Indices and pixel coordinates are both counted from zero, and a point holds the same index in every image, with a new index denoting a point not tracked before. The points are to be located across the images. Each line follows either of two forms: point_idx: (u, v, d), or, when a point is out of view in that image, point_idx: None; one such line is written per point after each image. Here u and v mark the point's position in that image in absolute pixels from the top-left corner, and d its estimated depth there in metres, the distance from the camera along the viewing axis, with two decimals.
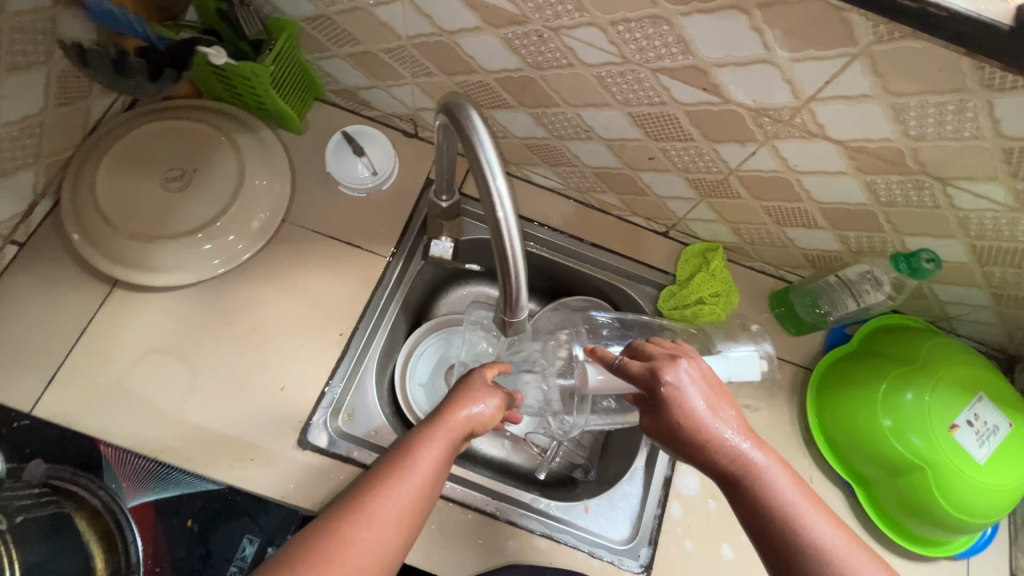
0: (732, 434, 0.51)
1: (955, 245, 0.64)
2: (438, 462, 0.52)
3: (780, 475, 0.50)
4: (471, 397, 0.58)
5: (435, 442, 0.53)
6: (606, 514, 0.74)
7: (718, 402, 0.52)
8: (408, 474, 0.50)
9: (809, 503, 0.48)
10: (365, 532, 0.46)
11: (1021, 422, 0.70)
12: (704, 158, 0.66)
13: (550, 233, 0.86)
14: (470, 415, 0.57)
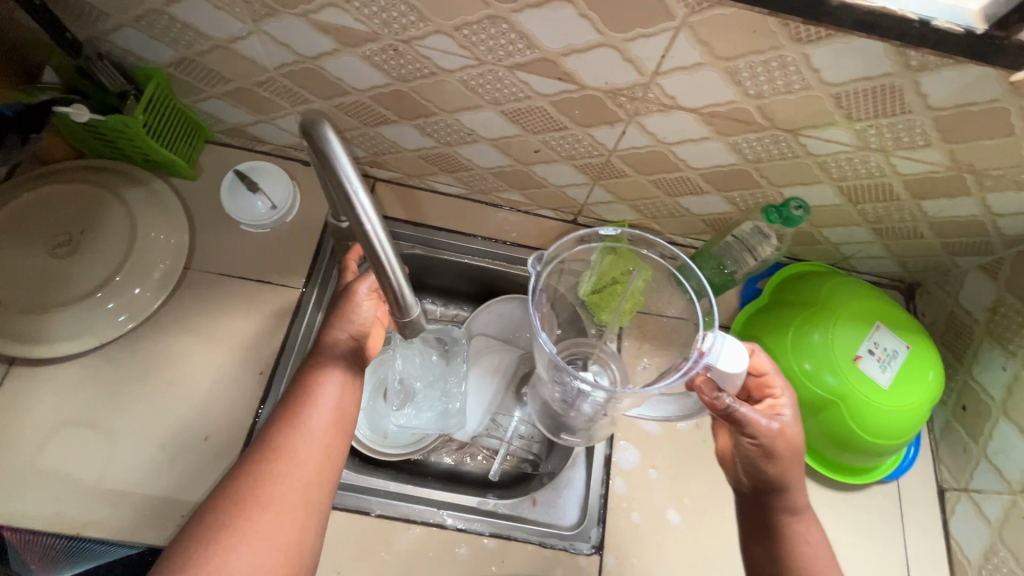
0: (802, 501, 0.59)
1: (824, 189, 0.68)
2: (339, 386, 0.60)
3: (823, 547, 0.59)
4: (350, 313, 0.63)
5: (328, 370, 0.60)
6: (554, 503, 0.75)
7: (800, 470, 0.58)
8: (312, 411, 0.58)
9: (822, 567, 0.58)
10: (289, 471, 0.54)
11: (917, 343, 0.74)
12: (582, 143, 0.68)
13: (464, 239, 0.87)
14: (352, 331, 0.63)
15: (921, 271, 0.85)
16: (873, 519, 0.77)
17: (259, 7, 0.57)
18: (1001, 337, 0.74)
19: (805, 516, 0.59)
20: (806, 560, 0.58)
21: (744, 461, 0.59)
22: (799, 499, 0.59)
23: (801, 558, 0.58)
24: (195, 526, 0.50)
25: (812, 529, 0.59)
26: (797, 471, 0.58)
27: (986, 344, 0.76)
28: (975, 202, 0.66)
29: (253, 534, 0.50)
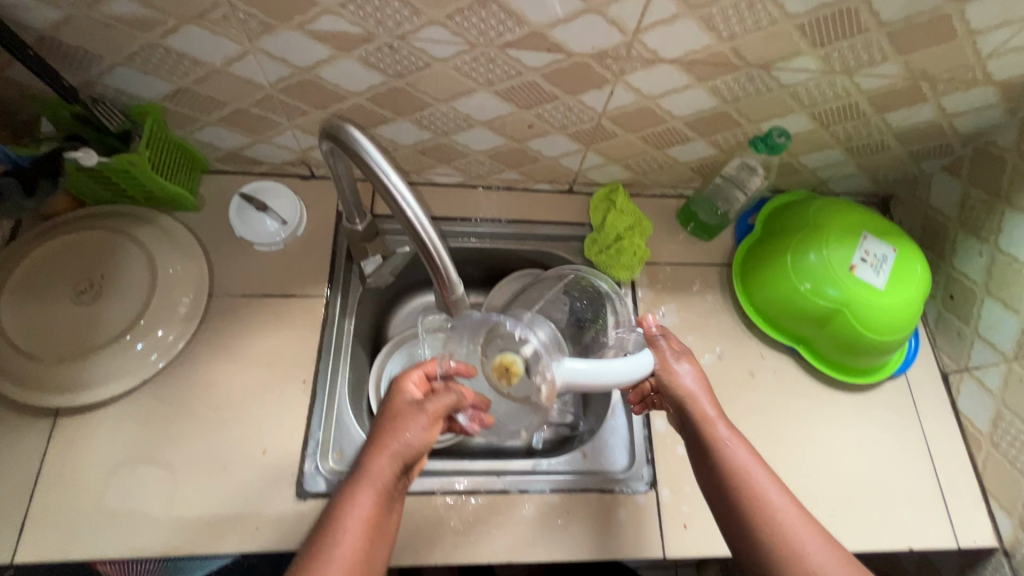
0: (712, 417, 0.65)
1: (798, 117, 0.74)
2: (373, 508, 0.56)
3: (752, 456, 0.61)
4: (393, 434, 0.59)
5: (357, 501, 0.56)
6: (602, 453, 0.80)
7: (710, 395, 0.66)
8: (336, 545, 0.53)
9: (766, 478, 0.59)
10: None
11: (903, 245, 0.81)
12: (573, 111, 0.72)
13: (470, 224, 0.90)
14: (393, 457, 0.58)
15: (891, 182, 0.92)
16: (890, 413, 0.83)
17: (255, 25, 0.60)
18: (973, 227, 0.82)
19: (733, 439, 0.62)
20: (739, 471, 0.60)
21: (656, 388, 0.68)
22: (707, 410, 0.65)
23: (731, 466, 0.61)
24: None
25: (738, 443, 0.62)
26: (706, 404, 0.66)
27: (962, 237, 0.83)
28: (932, 107, 0.73)
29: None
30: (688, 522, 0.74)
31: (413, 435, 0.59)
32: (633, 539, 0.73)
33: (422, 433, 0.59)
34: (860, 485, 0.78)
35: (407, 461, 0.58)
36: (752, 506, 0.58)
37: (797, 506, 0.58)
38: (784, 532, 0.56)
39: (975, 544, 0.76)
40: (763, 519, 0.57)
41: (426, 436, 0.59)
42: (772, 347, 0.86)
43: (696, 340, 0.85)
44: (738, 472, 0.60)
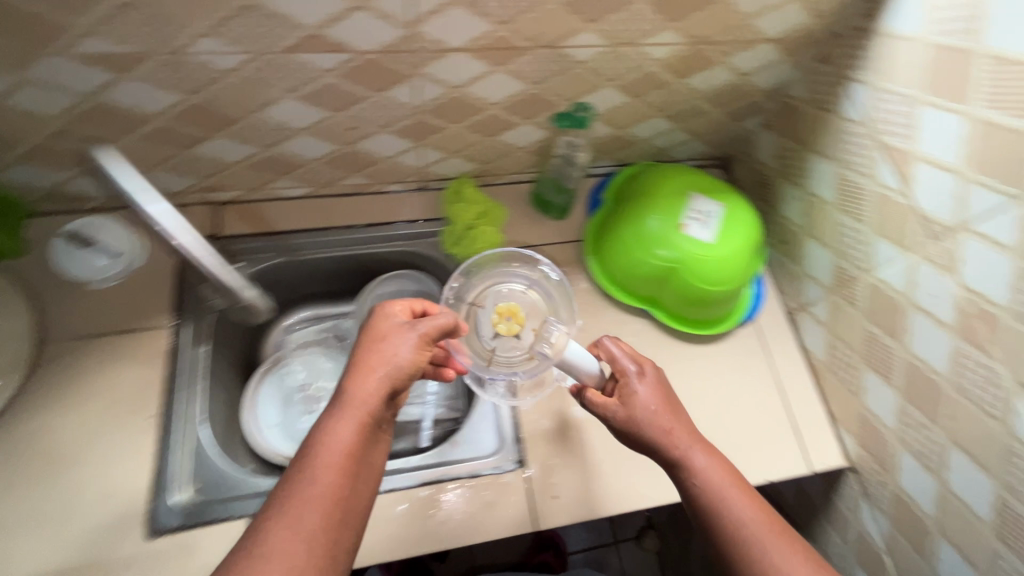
0: (683, 439, 0.62)
1: (608, 90, 0.78)
2: (350, 439, 0.54)
3: (722, 473, 0.61)
4: (378, 352, 0.59)
5: (344, 422, 0.55)
6: (472, 439, 0.80)
7: (680, 424, 0.63)
8: (320, 462, 0.53)
9: (747, 506, 0.58)
10: (289, 531, 0.48)
11: (731, 199, 0.86)
12: (388, 108, 0.73)
13: (324, 234, 0.90)
14: (385, 370, 0.57)
15: (723, 143, 0.99)
16: (744, 357, 0.88)
17: (15, 53, 0.58)
18: (791, 174, 0.88)
19: (708, 468, 0.61)
20: (710, 494, 0.60)
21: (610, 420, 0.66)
22: (675, 428, 0.63)
23: (701, 490, 0.60)
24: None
25: (712, 466, 0.61)
26: (675, 424, 0.63)
27: (784, 186, 0.90)
28: (725, 68, 0.79)
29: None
30: (558, 492, 0.76)
31: (401, 353, 0.59)
32: (505, 518, 0.74)
33: (416, 342, 0.60)
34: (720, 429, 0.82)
35: (397, 382, 0.58)
36: (730, 536, 0.58)
37: (765, 519, 0.58)
38: (750, 553, 0.56)
39: (828, 466, 0.82)
40: (736, 541, 0.57)
41: (415, 351, 0.59)
42: (631, 312, 0.90)
43: None
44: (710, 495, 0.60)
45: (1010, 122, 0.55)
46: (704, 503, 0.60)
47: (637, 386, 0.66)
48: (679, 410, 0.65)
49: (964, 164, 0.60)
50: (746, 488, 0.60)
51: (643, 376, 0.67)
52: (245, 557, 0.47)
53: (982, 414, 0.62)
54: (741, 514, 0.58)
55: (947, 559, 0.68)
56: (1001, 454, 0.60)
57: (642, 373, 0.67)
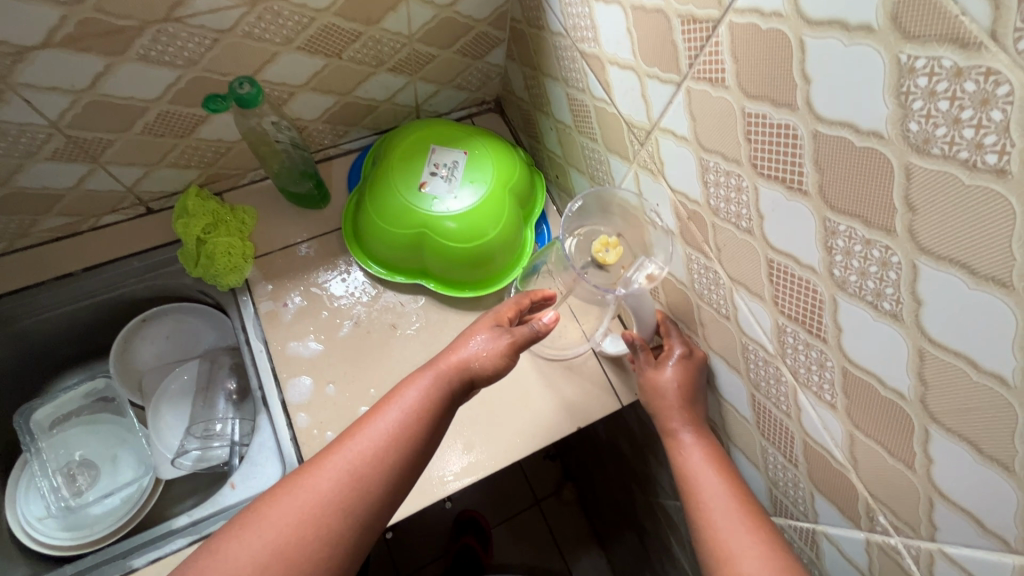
0: (684, 426, 0.61)
1: (291, 56, 0.68)
2: (421, 403, 0.56)
3: (707, 465, 0.59)
4: (467, 335, 0.62)
5: (416, 381, 0.57)
6: (253, 475, 0.72)
7: (668, 404, 0.62)
8: (365, 430, 0.54)
9: (713, 480, 0.57)
10: (317, 479, 0.52)
11: (473, 142, 0.80)
12: (13, 133, 0.61)
13: (38, 292, 0.77)
14: (466, 352, 0.59)
15: (483, 84, 0.91)
16: None
17: None
18: (540, 103, 0.82)
19: (693, 447, 0.60)
20: (688, 473, 0.59)
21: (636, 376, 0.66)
22: (672, 420, 0.62)
23: (682, 469, 0.59)
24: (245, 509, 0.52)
25: (699, 449, 0.60)
26: (672, 405, 0.62)
27: (540, 117, 0.83)
28: (419, 3, 0.70)
29: (264, 524, 0.49)
30: None
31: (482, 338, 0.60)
32: None
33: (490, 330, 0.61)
34: (521, 389, 0.78)
35: (472, 375, 0.59)
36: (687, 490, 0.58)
37: (739, 505, 0.55)
38: (706, 513, 0.55)
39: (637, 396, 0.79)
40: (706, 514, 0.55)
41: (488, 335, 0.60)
42: (412, 291, 0.83)
43: (330, 315, 0.80)
44: (733, 507, 0.55)
45: (652, 2, 0.49)
46: (687, 482, 0.58)
47: (669, 362, 0.63)
48: (693, 399, 0.63)
49: (636, 58, 0.54)
50: (728, 474, 0.58)
51: (687, 358, 0.63)
52: (281, 486, 0.52)
53: (719, 317, 0.59)
54: (705, 486, 0.57)
55: (739, 463, 0.66)
56: (741, 353, 0.57)
57: (682, 354, 0.63)
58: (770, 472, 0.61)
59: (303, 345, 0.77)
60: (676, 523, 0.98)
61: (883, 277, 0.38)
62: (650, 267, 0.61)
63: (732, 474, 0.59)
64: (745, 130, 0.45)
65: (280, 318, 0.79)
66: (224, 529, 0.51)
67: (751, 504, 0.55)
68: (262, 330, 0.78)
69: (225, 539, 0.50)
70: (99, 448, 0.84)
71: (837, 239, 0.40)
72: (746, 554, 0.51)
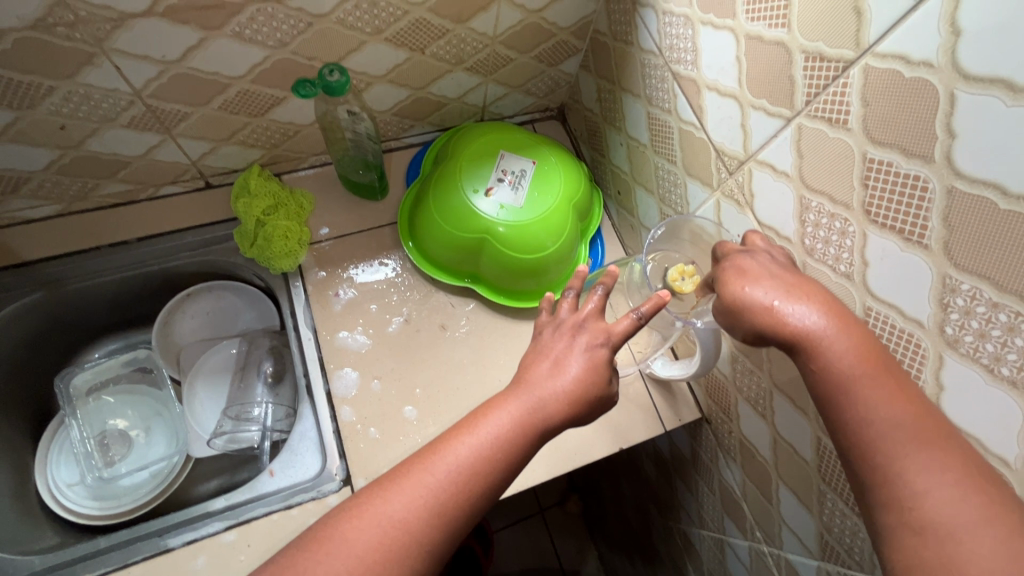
0: (804, 315, 0.44)
1: (377, 47, 0.67)
2: (510, 434, 0.50)
3: (859, 363, 0.42)
4: (564, 356, 0.54)
5: (508, 406, 0.52)
6: (291, 464, 0.71)
7: (777, 287, 0.46)
8: (450, 455, 0.49)
9: (867, 381, 0.41)
10: (393, 509, 0.47)
11: (540, 153, 0.78)
12: (95, 97, 0.60)
13: (91, 257, 0.76)
14: (561, 379, 0.53)
15: (551, 92, 0.90)
16: None
17: None
18: (611, 117, 0.81)
19: (836, 338, 0.43)
20: (836, 384, 0.42)
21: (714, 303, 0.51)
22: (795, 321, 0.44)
23: (823, 374, 0.43)
24: (316, 525, 0.49)
25: (844, 342, 0.43)
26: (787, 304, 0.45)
27: (610, 132, 0.82)
28: (509, 6, 0.69)
29: (341, 548, 0.46)
30: None
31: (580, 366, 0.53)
32: None
33: (593, 352, 0.54)
34: None
35: (570, 404, 0.52)
36: (845, 408, 0.42)
37: (915, 421, 0.40)
38: (868, 438, 0.41)
39: (682, 422, 0.79)
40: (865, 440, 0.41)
41: (585, 366, 0.53)
42: (462, 293, 0.82)
43: (379, 309, 0.78)
44: (905, 432, 0.39)
45: (772, 34, 0.49)
46: (836, 392, 0.42)
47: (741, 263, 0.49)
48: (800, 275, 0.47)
49: (742, 87, 0.53)
50: (885, 368, 0.42)
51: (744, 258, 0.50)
52: (355, 507, 0.48)
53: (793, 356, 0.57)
54: (865, 397, 0.41)
55: (787, 503, 0.65)
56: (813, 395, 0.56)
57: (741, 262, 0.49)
58: (823, 516, 0.60)
59: (351, 337, 0.76)
60: (696, 551, 0.97)
61: (1006, 342, 0.37)
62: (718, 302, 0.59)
63: (896, 369, 0.42)
64: (863, 175, 0.44)
65: (329, 307, 0.78)
66: (294, 549, 0.47)
67: (929, 410, 0.40)
68: (312, 318, 0.77)
69: (298, 558, 0.46)
70: (131, 419, 0.83)
71: (956, 297, 0.40)
72: (935, 482, 0.38)
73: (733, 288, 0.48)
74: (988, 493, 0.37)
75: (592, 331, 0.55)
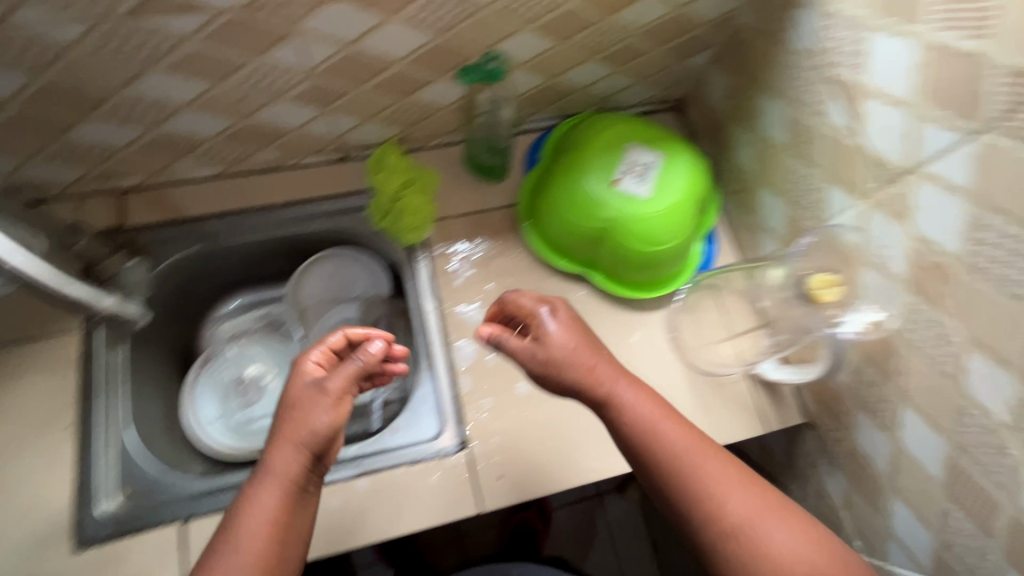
0: (595, 381, 0.59)
1: (528, 35, 0.69)
2: (274, 514, 0.55)
3: (650, 408, 0.59)
4: (299, 424, 0.58)
5: (264, 496, 0.56)
6: (415, 423, 0.77)
7: (580, 353, 0.60)
8: (234, 544, 0.54)
9: (664, 417, 0.59)
10: (239, 557, 0.53)
11: (669, 145, 0.79)
12: (275, 74, 0.65)
13: (241, 217, 0.83)
14: (308, 436, 0.57)
15: (674, 85, 0.90)
16: (700, 320, 0.83)
17: None
18: (741, 115, 0.80)
19: (631, 396, 0.60)
20: (638, 427, 0.58)
21: (522, 358, 0.62)
22: (598, 383, 0.59)
23: (631, 429, 0.59)
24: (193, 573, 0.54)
25: (637, 397, 0.60)
26: (596, 364, 0.60)
27: (736, 129, 0.82)
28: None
29: None
30: (504, 473, 0.73)
31: (321, 421, 0.58)
32: (444, 502, 0.71)
33: (331, 412, 0.58)
34: (671, 394, 0.79)
35: (315, 450, 0.58)
36: (654, 441, 0.58)
37: (692, 446, 0.58)
38: (687, 474, 0.56)
39: (785, 425, 0.79)
40: (666, 466, 0.57)
41: (334, 411, 0.58)
42: (574, 279, 0.84)
43: (497, 288, 0.82)
44: (682, 459, 0.57)
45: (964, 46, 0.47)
46: (638, 437, 0.58)
47: (549, 327, 0.62)
48: (598, 347, 0.62)
49: (915, 97, 0.53)
50: (665, 406, 0.60)
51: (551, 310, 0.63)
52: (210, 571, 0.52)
53: (932, 372, 0.57)
54: (662, 429, 0.58)
55: (899, 516, 0.65)
56: (951, 413, 0.56)
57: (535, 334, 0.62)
58: (944, 534, 0.60)
59: (469, 311, 0.81)
60: None
61: None
62: (872, 314, 0.62)
63: (674, 410, 0.61)
64: None
65: (450, 281, 0.82)
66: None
67: (707, 440, 0.59)
68: (437, 288, 0.82)
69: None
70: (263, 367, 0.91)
71: None
72: (770, 524, 0.54)
73: (546, 357, 0.60)
74: (785, 503, 0.56)
75: (315, 399, 0.59)
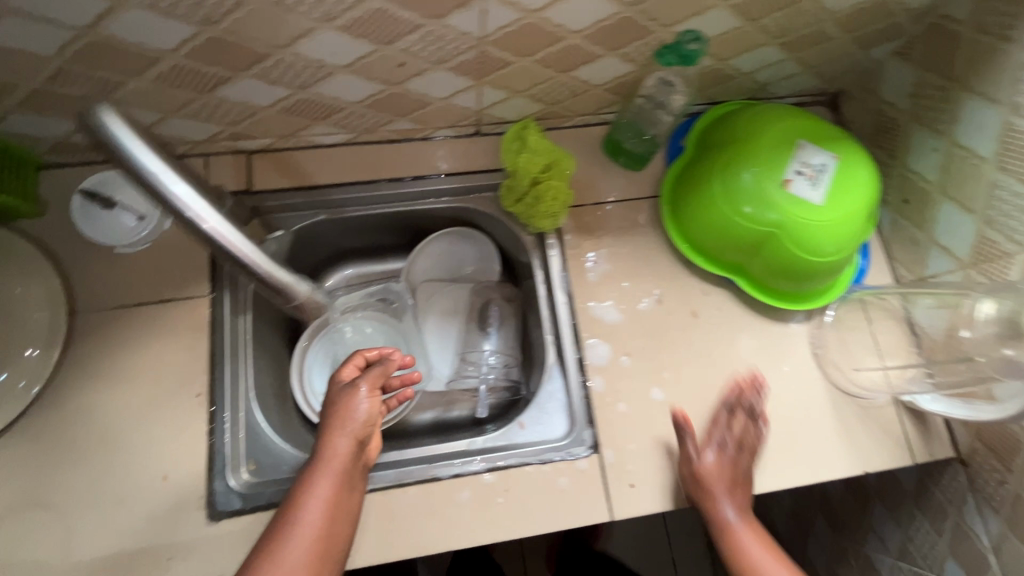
0: (729, 513, 0.67)
1: (718, 14, 0.62)
2: (335, 496, 0.58)
3: (762, 550, 0.66)
4: (342, 417, 0.62)
5: (318, 481, 0.58)
6: (541, 420, 0.75)
7: (728, 492, 0.67)
8: (300, 518, 0.56)
9: (769, 557, 0.65)
10: (306, 525, 0.55)
11: (843, 148, 0.71)
12: (445, 39, 0.60)
13: (368, 188, 0.79)
14: (355, 423, 0.62)
15: (839, 76, 0.81)
16: (845, 337, 0.78)
17: None
18: (928, 118, 0.72)
19: (743, 528, 0.67)
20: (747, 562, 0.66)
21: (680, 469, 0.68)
22: (722, 511, 0.66)
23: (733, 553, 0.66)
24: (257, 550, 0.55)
25: (750, 535, 0.67)
26: (721, 492, 0.66)
27: (915, 133, 0.74)
28: None
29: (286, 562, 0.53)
30: (636, 482, 0.70)
31: (360, 409, 0.63)
32: (575, 507, 0.68)
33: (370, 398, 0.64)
34: (814, 415, 0.74)
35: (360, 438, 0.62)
36: None
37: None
38: None
39: (933, 458, 0.74)
40: None
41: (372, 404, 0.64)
42: (712, 283, 0.79)
43: (633, 286, 0.77)
44: None
45: None
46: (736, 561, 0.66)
47: (710, 454, 0.68)
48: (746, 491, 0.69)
49: None
50: (777, 551, 0.66)
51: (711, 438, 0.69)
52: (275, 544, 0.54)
53: None
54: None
55: None
56: None
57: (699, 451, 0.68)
58: None
59: (602, 308, 0.76)
60: None
61: None
62: None
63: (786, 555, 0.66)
64: None
65: (583, 274, 0.78)
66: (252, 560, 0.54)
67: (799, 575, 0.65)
68: (569, 282, 0.77)
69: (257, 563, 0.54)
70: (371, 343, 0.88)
71: None
72: None
73: (699, 484, 0.67)
74: None
75: (346, 401, 0.63)
